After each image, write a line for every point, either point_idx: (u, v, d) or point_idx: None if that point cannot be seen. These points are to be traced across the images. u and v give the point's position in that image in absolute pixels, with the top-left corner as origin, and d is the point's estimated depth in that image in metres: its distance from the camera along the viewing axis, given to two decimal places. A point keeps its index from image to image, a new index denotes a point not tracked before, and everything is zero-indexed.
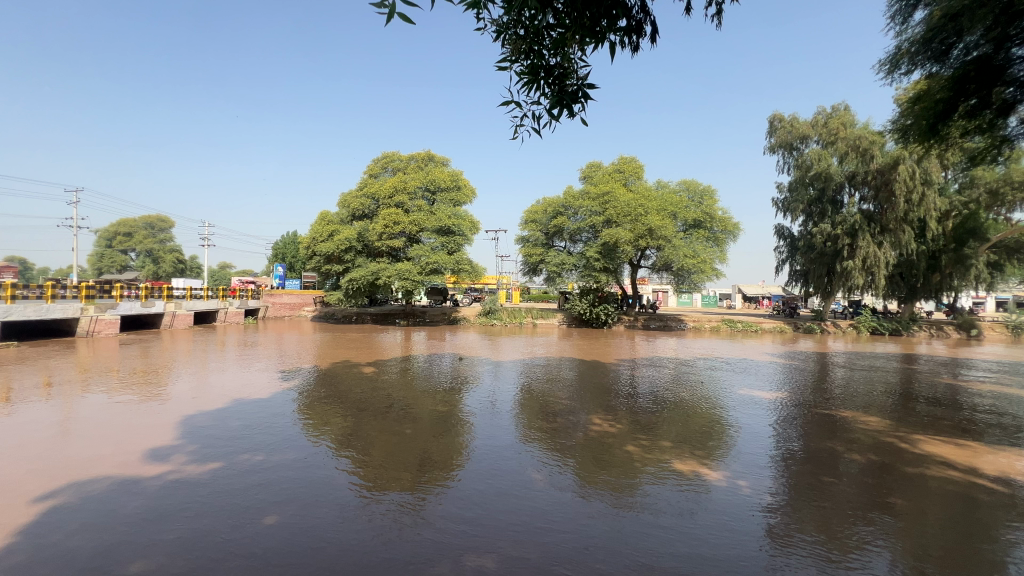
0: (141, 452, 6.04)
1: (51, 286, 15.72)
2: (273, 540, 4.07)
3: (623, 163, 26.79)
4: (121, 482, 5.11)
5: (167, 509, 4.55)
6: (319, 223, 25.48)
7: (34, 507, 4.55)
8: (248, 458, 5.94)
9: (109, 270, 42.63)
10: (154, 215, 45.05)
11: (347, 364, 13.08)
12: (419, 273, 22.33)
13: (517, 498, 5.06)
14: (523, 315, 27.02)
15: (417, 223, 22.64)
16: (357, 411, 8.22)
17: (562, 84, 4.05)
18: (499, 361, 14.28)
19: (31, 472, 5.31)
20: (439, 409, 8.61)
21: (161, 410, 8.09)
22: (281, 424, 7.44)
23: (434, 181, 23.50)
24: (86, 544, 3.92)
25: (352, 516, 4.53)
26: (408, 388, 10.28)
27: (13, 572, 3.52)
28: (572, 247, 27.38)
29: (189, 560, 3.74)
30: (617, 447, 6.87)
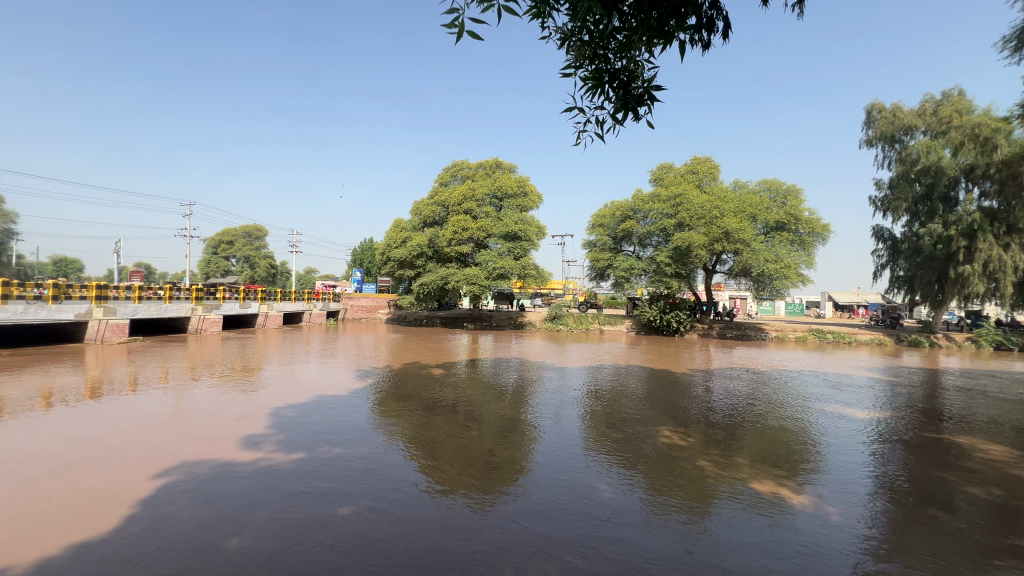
0: (239, 438, 6.73)
1: (168, 288, 17.97)
2: (349, 529, 4.33)
3: (697, 163, 25.59)
4: (224, 464, 5.74)
5: (260, 492, 5.01)
6: (393, 230, 26.76)
7: (153, 481, 5.21)
8: (328, 450, 6.38)
9: (214, 274, 47.63)
10: (251, 225, 49.40)
11: (417, 365, 13.62)
12: (486, 278, 22.79)
13: (583, 508, 4.98)
14: (590, 321, 26.62)
15: (484, 230, 23.27)
16: (428, 412, 8.52)
17: (627, 88, 3.98)
18: (564, 367, 14.15)
19: (152, 451, 6.10)
20: (506, 413, 8.69)
21: (255, 400, 8.93)
22: (358, 419, 7.93)
23: (501, 187, 23.82)
24: (194, 517, 4.43)
25: (420, 512, 4.71)
26: (475, 390, 10.49)
27: (138, 536, 4.07)
28: (642, 251, 26.56)
29: (275, 541, 4.07)
30: (688, 461, 6.55)
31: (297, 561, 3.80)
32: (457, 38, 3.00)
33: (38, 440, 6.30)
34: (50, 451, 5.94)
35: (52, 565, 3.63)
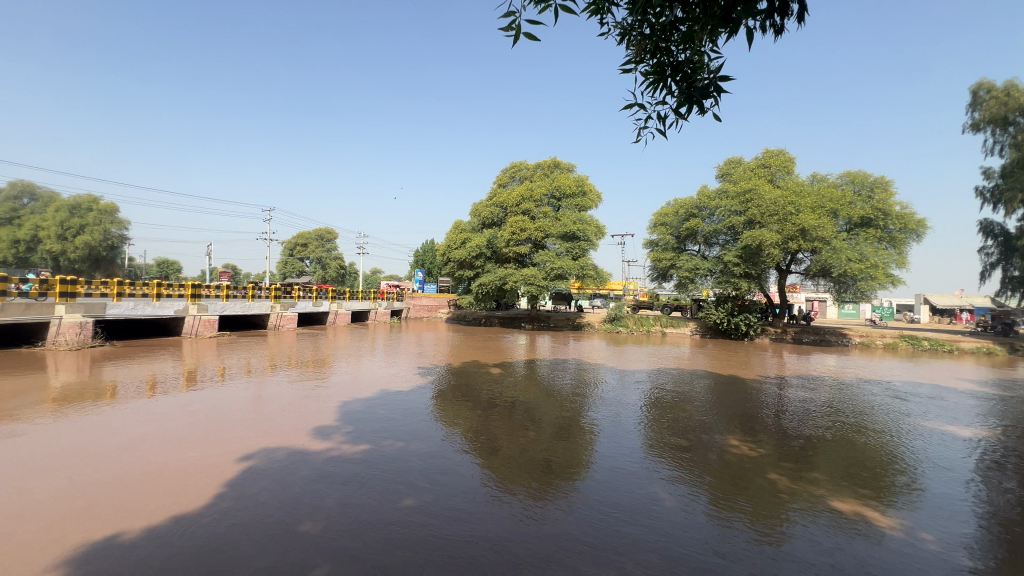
0: (311, 428, 7.19)
1: (251, 288, 19.56)
2: (410, 520, 4.47)
3: (769, 156, 24.03)
4: (298, 452, 6.15)
5: (329, 480, 5.31)
6: (453, 231, 27.43)
7: (237, 464, 5.68)
8: (392, 443, 6.63)
9: (290, 275, 51.22)
10: (324, 228, 52.20)
11: (476, 364, 13.86)
12: (544, 279, 22.73)
13: (642, 516, 4.82)
14: (651, 323, 25.79)
15: (542, 230, 23.26)
16: (486, 410, 8.63)
17: (692, 80, 3.80)
18: (624, 370, 13.80)
19: (238, 436, 6.66)
20: (564, 415, 8.61)
21: (326, 393, 9.50)
22: (419, 415, 8.19)
23: (559, 187, 23.67)
24: (271, 499, 4.79)
25: (478, 508, 4.78)
26: (533, 391, 10.50)
27: (224, 514, 4.45)
28: (708, 251, 25.35)
29: (343, 527, 4.29)
30: (759, 474, 6.15)
31: (362, 548, 3.97)
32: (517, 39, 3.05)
33: (144, 423, 7.07)
34: (152, 433, 6.64)
35: (154, 534, 4.06)
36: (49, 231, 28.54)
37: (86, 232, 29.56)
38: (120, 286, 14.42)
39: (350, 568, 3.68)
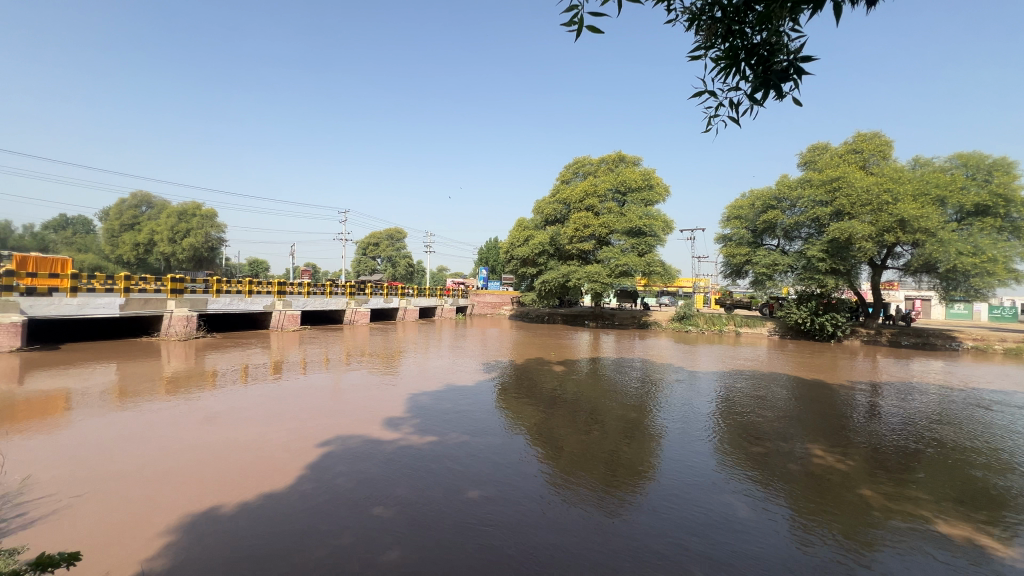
0: (383, 418, 7.59)
1: (329, 285, 20.95)
2: (475, 512, 4.59)
3: (862, 140, 21.78)
4: (372, 441, 6.52)
5: (399, 469, 5.57)
6: (516, 229, 27.60)
7: (317, 449, 6.12)
8: (456, 436, 6.83)
9: (364, 273, 54.21)
10: (394, 228, 53.63)
11: (539, 361, 13.88)
12: (609, 276, 22.25)
13: (714, 525, 4.57)
14: (724, 323, 24.41)
15: (606, 226, 22.76)
16: (549, 408, 8.61)
17: (769, 64, 3.50)
18: (693, 371, 13.19)
19: (318, 423, 7.18)
20: (629, 416, 8.38)
21: (396, 385, 9.97)
22: (483, 410, 8.37)
23: (624, 181, 23.01)
24: (348, 483, 5.12)
25: (541, 505, 4.80)
26: (597, 390, 10.32)
27: (307, 494, 4.82)
28: (788, 245, 23.53)
29: (411, 514, 4.48)
30: (848, 488, 5.62)
31: (430, 536, 4.13)
32: (578, 33, 2.99)
33: (239, 408, 7.81)
34: (245, 417, 7.30)
35: (248, 508, 4.49)
36: (163, 236, 32.34)
37: (192, 236, 33.14)
38: (219, 283, 16.05)
39: (417, 555, 3.84)
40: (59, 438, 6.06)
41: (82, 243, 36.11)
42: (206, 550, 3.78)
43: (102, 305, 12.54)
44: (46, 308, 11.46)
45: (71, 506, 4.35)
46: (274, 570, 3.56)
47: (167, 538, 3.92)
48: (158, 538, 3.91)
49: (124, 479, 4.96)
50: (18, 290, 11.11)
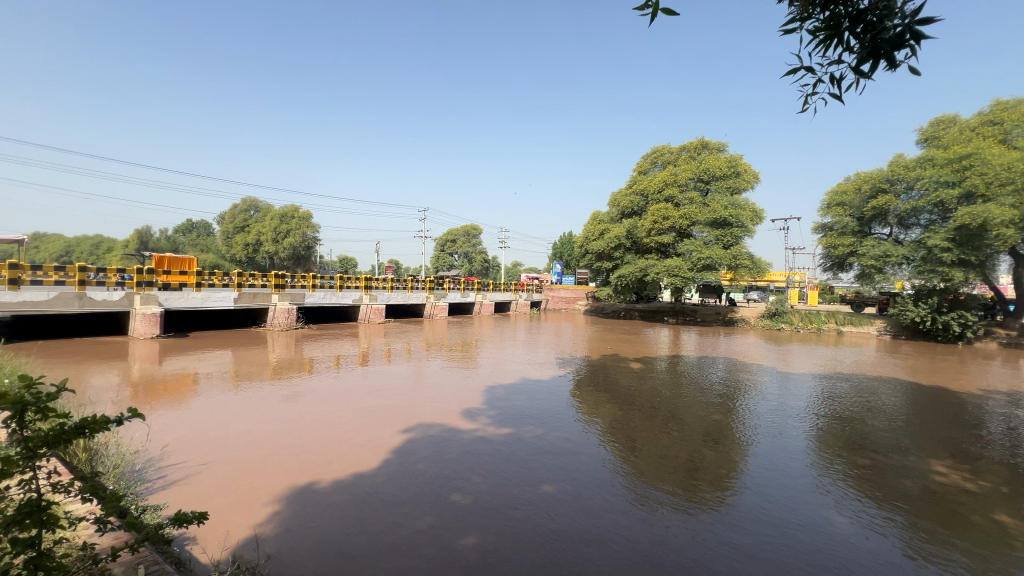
0: (460, 409, 7.86)
1: (410, 280, 22.03)
2: (549, 506, 4.60)
3: (1001, 109, 18.57)
4: (450, 430, 6.78)
5: (476, 459, 5.73)
6: (591, 223, 27.05)
7: (401, 435, 6.48)
8: (531, 430, 6.88)
9: (442, 269, 56.33)
10: (469, 225, 56.07)
11: (615, 358, 13.55)
12: (690, 270, 21.12)
13: (812, 542, 4.17)
14: (823, 320, 22.17)
15: (688, 217, 21.57)
16: (626, 406, 8.37)
17: (879, 30, 3.03)
18: (786, 373, 12.12)
19: (401, 410, 7.60)
20: (713, 418, 7.90)
21: (473, 378, 10.26)
22: (557, 404, 8.34)
23: (707, 169, 21.65)
24: (428, 469, 5.37)
25: (621, 505, 4.70)
26: (676, 389, 9.86)
27: (392, 476, 5.13)
28: (903, 234, 20.75)
29: (488, 503, 4.59)
30: (980, 513, 4.85)
31: (505, 525, 4.22)
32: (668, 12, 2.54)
33: (332, 393, 8.48)
34: (337, 402, 7.92)
35: (341, 486, 4.87)
36: (268, 236, 35.95)
37: (291, 235, 36.19)
38: (315, 279, 17.53)
39: (494, 543, 3.94)
40: (187, 414, 6.96)
41: (202, 245, 41.60)
42: (307, 521, 4.16)
43: (221, 298, 14.23)
44: (177, 301, 13.33)
45: (198, 473, 4.98)
46: (365, 545, 3.84)
47: (274, 507, 4.37)
48: (267, 507, 4.37)
49: (239, 452, 5.60)
50: (156, 285, 13.02)
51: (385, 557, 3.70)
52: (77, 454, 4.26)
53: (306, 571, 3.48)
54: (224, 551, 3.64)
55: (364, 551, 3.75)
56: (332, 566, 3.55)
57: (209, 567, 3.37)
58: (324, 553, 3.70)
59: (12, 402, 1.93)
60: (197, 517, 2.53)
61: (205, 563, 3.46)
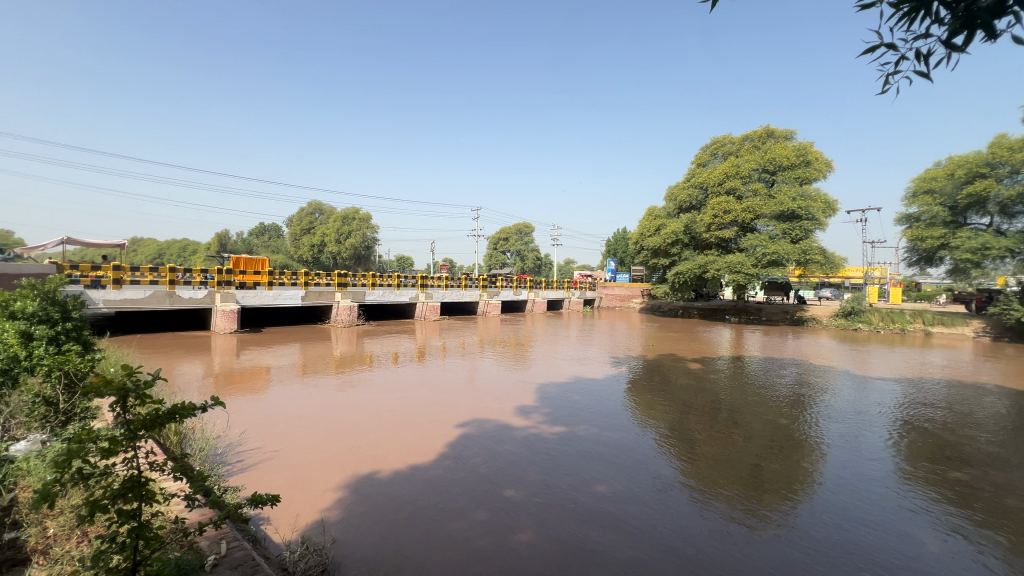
0: (513, 406, 7.90)
1: (464, 278, 22.42)
2: (605, 507, 4.51)
3: None
4: (504, 426, 6.83)
5: (530, 456, 5.74)
6: (647, 218, 26.21)
7: (456, 430, 6.61)
8: (585, 429, 6.79)
9: (494, 267, 56.87)
10: (522, 223, 55.83)
11: (672, 358, 13.10)
12: (754, 266, 19.99)
13: (895, 561, 3.82)
14: (908, 320, 20.24)
15: (751, 211, 20.43)
16: (684, 408, 8.06)
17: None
18: (864, 377, 11.16)
19: (456, 406, 7.75)
20: (780, 422, 7.43)
21: (526, 375, 10.28)
22: (612, 404, 8.18)
23: (773, 158, 20.38)
24: (483, 463, 5.45)
25: (679, 509, 4.54)
26: (739, 391, 9.37)
27: (447, 469, 5.26)
28: (1007, 223, 18.47)
29: (541, 501, 4.58)
30: None
31: (560, 524, 4.19)
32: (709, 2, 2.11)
33: (390, 388, 8.81)
34: (395, 396, 8.20)
35: (401, 476, 5.05)
36: (331, 237, 37.87)
37: (352, 236, 37.83)
38: (374, 278, 18.27)
39: (547, 540, 3.93)
40: (261, 403, 7.49)
41: (273, 246, 44.62)
42: (369, 508, 4.34)
43: (290, 296, 15.16)
44: (252, 298, 14.35)
45: (271, 459, 5.35)
46: (422, 535, 3.95)
47: (339, 494, 4.60)
48: (332, 493, 4.61)
49: (307, 441, 5.94)
50: (234, 284, 14.09)
51: (442, 547, 3.79)
52: (169, 437, 4.70)
53: (368, 556, 3.63)
54: (294, 532, 3.87)
55: (422, 541, 3.86)
56: (391, 553, 3.69)
57: (281, 546, 3.60)
58: (385, 540, 3.84)
59: (117, 387, 2.16)
60: (270, 499, 2.76)
61: (278, 542, 3.69)
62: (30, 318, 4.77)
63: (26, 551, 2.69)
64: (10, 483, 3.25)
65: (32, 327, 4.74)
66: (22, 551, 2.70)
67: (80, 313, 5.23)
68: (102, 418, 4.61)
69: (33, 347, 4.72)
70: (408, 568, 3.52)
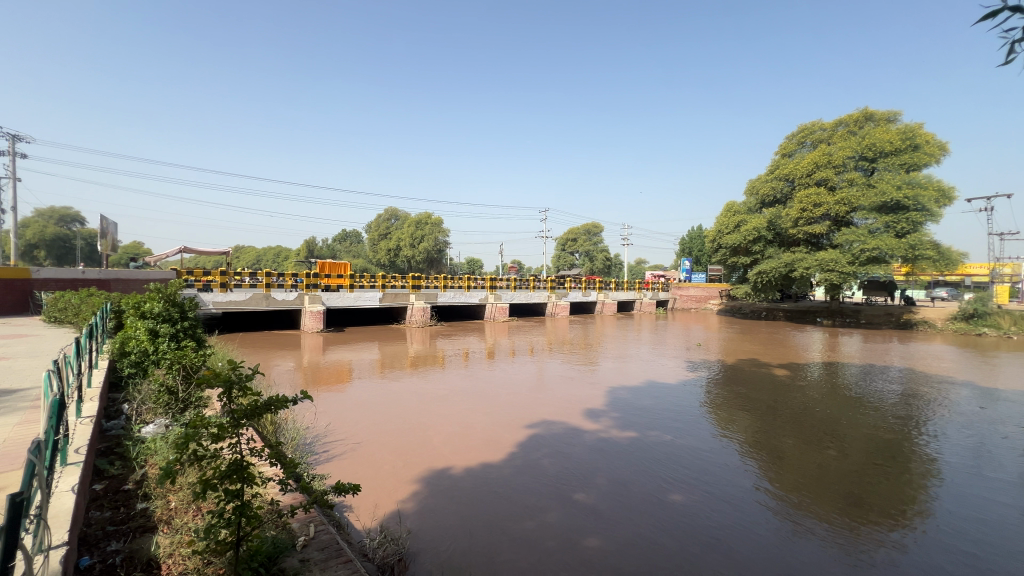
0: (582, 409, 7.79)
1: (532, 280, 22.52)
2: (680, 517, 4.30)
3: None
4: (573, 429, 6.75)
5: (600, 460, 5.63)
6: (724, 214, 24.60)
7: (525, 430, 6.64)
8: (658, 435, 6.54)
9: (562, 268, 56.42)
10: (590, 223, 55.01)
11: (755, 363, 12.24)
12: (850, 264, 18.15)
13: None
14: None
15: (846, 203, 18.57)
16: (769, 417, 7.48)
17: None
18: (991, 389, 9.67)
19: (525, 407, 7.79)
20: (884, 436, 6.65)
21: (596, 377, 10.09)
22: (687, 410, 7.80)
23: (872, 144, 18.37)
24: (552, 465, 5.43)
25: (762, 525, 4.22)
26: (832, 400, 8.56)
27: (517, 469, 5.29)
28: None
29: (611, 506, 4.48)
30: None
31: (631, 531, 4.06)
32: None
33: (461, 387, 9.05)
34: (466, 395, 8.40)
35: (471, 474, 5.16)
36: (406, 242, 39.77)
37: (425, 240, 39.41)
38: (446, 280, 18.90)
39: (618, 548, 3.81)
40: (344, 398, 8.02)
41: (355, 252, 47.73)
42: (442, 503, 4.48)
43: (369, 298, 16.12)
44: (336, 300, 15.44)
45: (352, 450, 5.71)
46: (492, 532, 4.01)
47: (414, 487, 4.80)
48: (408, 486, 4.82)
49: (385, 435, 6.27)
50: (321, 286, 15.23)
51: (511, 546, 3.82)
52: (266, 426, 5.18)
53: (441, 548, 3.76)
54: (374, 521, 4.10)
55: (492, 539, 3.91)
56: (462, 548, 3.77)
57: (362, 533, 3.83)
58: (457, 535, 3.95)
59: (224, 379, 2.42)
60: (352, 488, 2.97)
61: (360, 529, 3.93)
62: (156, 317, 5.47)
63: (154, 521, 3.08)
64: (141, 461, 3.74)
65: (158, 325, 5.43)
66: (151, 520, 3.09)
67: (194, 313, 5.91)
68: (212, 406, 5.17)
69: (159, 342, 5.40)
70: (480, 563, 3.59)
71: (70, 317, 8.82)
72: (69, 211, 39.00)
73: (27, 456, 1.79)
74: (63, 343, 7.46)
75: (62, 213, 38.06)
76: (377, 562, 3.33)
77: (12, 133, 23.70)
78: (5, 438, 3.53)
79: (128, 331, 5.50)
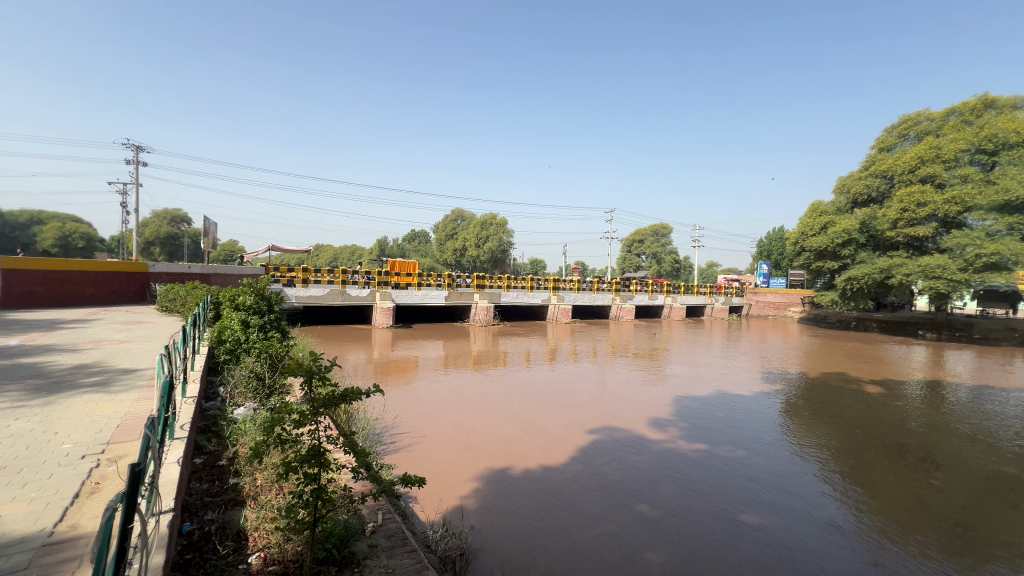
0: (647, 416, 7.54)
1: (596, 281, 22.12)
2: (754, 540, 4.02)
3: None
4: (637, 437, 6.55)
5: (664, 471, 5.42)
6: (809, 214, 22.64)
7: (588, 435, 6.53)
8: (729, 450, 6.15)
9: (628, 270, 54.69)
10: (659, 223, 53.00)
11: (843, 377, 11.21)
12: (963, 270, 16.02)
13: None
14: None
15: (958, 202, 16.41)
16: (859, 438, 6.79)
17: None
18: None
19: (587, 411, 7.65)
20: (1002, 469, 5.78)
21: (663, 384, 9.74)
22: (762, 425, 7.32)
23: (992, 135, 16.12)
24: (613, 473, 5.29)
25: (849, 557, 3.84)
26: (934, 424, 7.57)
27: (578, 474, 5.21)
28: None
29: (678, 521, 4.28)
30: None
31: (700, 551, 3.85)
32: None
33: (523, 387, 9.12)
34: (523, 396, 8.38)
35: (532, 475, 5.17)
36: (472, 242, 40.68)
37: (490, 240, 40.12)
38: (509, 279, 19.09)
39: (684, 564, 3.66)
40: (410, 392, 8.34)
41: (423, 251, 49.55)
42: (503, 502, 4.53)
43: (436, 296, 16.64)
44: (404, 297, 16.01)
45: (418, 443, 5.92)
46: (552, 537, 3.97)
47: (476, 484, 4.88)
48: (468, 482, 4.91)
49: (448, 431, 6.43)
50: (391, 284, 15.93)
51: (571, 552, 3.77)
52: (340, 416, 5.51)
53: (502, 548, 3.78)
54: (437, 514, 4.22)
55: (553, 543, 3.88)
56: (522, 550, 3.76)
57: (426, 525, 3.95)
58: (517, 535, 3.95)
59: (306, 369, 2.59)
60: (417, 481, 3.02)
61: (424, 520, 4.07)
62: (248, 309, 6.01)
63: (242, 495, 3.36)
64: (233, 440, 4.10)
65: (249, 316, 5.98)
66: (241, 494, 3.38)
67: (280, 306, 6.43)
68: (293, 393, 5.59)
69: (249, 332, 5.93)
70: (542, 566, 3.56)
71: (178, 307, 9.91)
72: (179, 213, 43.86)
73: (144, 429, 1.99)
74: (172, 330, 8.41)
75: (174, 215, 42.76)
76: (439, 554, 3.43)
77: (137, 145, 27.17)
78: (126, 411, 4.03)
79: (224, 321, 6.08)
